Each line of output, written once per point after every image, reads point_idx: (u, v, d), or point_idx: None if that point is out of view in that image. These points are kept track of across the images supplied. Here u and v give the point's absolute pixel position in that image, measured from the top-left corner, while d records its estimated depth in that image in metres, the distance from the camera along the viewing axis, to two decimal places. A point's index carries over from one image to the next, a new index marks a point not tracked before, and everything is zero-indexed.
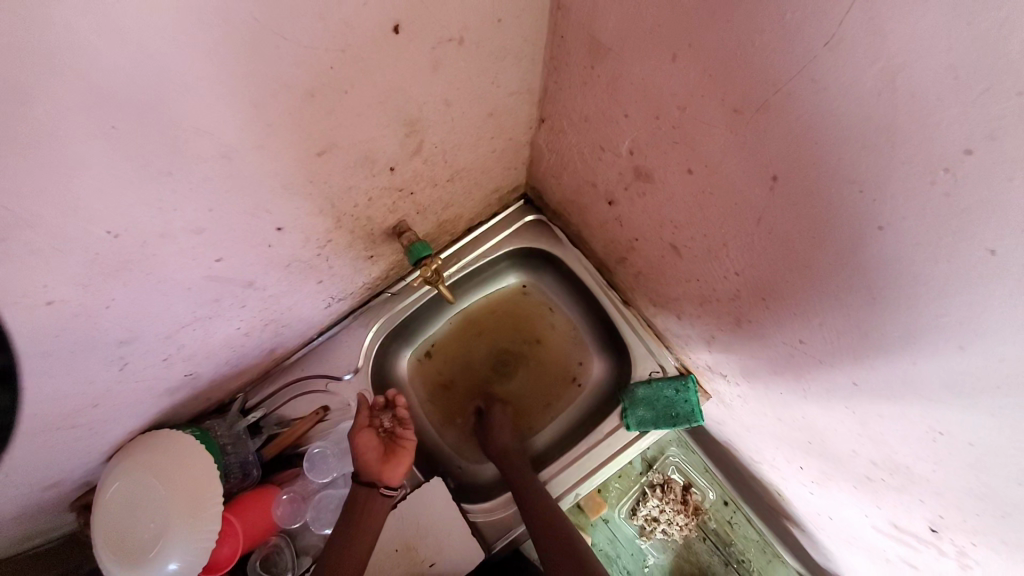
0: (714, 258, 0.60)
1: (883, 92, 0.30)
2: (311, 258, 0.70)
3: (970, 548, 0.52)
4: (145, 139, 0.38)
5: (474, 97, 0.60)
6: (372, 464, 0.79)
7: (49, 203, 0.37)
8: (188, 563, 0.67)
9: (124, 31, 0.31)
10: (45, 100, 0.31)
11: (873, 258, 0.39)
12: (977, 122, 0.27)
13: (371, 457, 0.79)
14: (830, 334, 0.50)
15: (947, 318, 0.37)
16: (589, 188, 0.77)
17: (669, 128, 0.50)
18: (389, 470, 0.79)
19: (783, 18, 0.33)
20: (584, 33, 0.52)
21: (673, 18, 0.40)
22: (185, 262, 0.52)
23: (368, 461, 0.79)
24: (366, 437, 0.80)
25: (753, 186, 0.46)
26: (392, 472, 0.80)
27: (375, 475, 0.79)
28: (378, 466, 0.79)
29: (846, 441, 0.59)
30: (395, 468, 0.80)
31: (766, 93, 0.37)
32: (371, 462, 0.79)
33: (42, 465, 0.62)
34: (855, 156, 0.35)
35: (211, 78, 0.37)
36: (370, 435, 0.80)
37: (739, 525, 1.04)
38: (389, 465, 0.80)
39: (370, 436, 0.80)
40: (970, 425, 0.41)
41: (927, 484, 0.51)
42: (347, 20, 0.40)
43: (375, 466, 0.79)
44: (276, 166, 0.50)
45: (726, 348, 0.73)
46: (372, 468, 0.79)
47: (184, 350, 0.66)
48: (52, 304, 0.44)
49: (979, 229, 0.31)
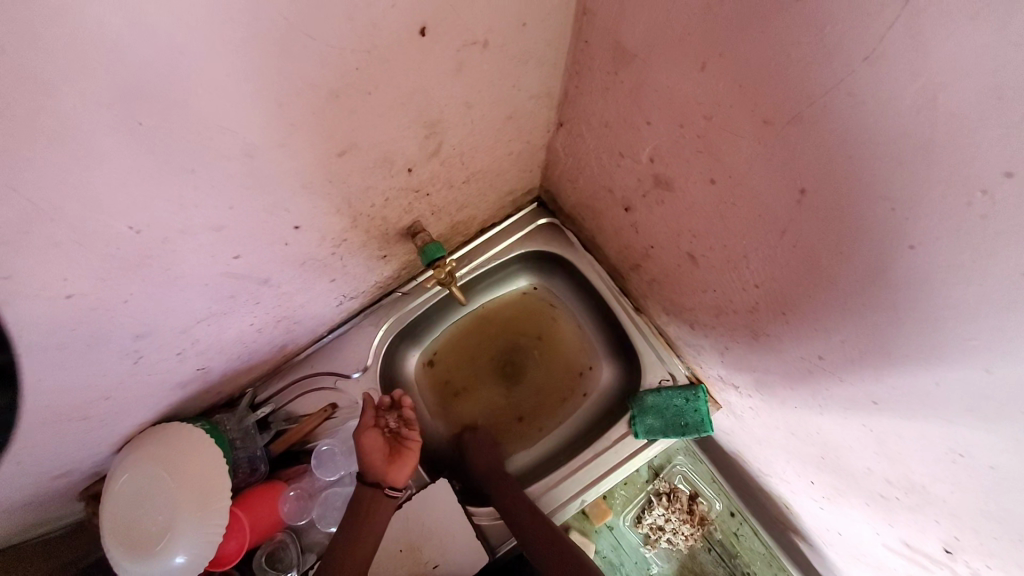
0: (733, 269, 0.60)
1: (922, 109, 0.30)
2: (325, 256, 0.70)
3: (985, 572, 0.51)
4: (169, 135, 0.38)
5: (494, 100, 0.60)
6: (377, 464, 0.79)
7: (73, 197, 0.37)
8: (194, 557, 0.68)
9: (154, 28, 0.31)
10: (73, 94, 0.31)
11: (901, 277, 0.38)
12: (1020, 144, 0.27)
13: (376, 457, 0.79)
14: (850, 351, 0.49)
15: (976, 340, 0.36)
16: (605, 194, 0.77)
17: (693, 137, 0.50)
18: (394, 471, 0.79)
19: (820, 31, 0.32)
20: (609, 39, 0.51)
21: (704, 26, 0.40)
22: (203, 259, 0.53)
23: (373, 462, 0.79)
24: (372, 437, 0.80)
25: (779, 199, 0.45)
26: (397, 473, 0.80)
27: (379, 475, 0.79)
28: (382, 466, 0.79)
29: (860, 458, 0.59)
30: (399, 470, 0.80)
31: (798, 106, 0.37)
32: (376, 462, 0.79)
33: (54, 454, 0.62)
34: (888, 172, 0.34)
35: (236, 77, 0.37)
36: (375, 436, 0.80)
37: (745, 538, 1.03)
38: (394, 466, 0.80)
39: (376, 436, 0.80)
40: (993, 449, 0.40)
41: (943, 505, 0.50)
42: (374, 21, 0.40)
43: (380, 466, 0.79)
44: (296, 165, 0.50)
45: (740, 359, 0.72)
46: (376, 468, 0.79)
47: (197, 344, 0.67)
48: (70, 297, 0.44)
49: (1015, 252, 0.30)
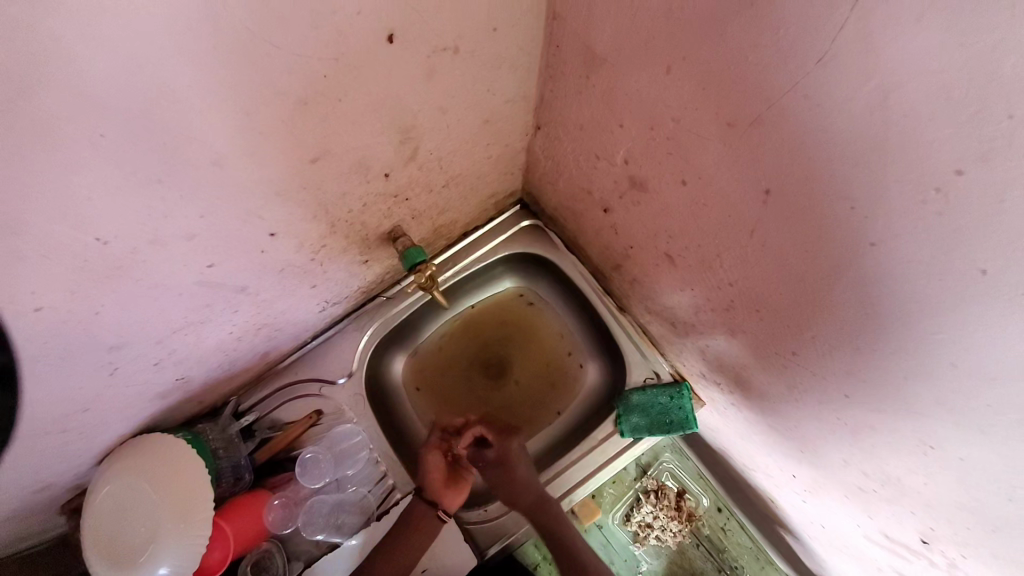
0: (709, 269, 0.60)
1: (875, 110, 0.30)
2: (304, 263, 0.69)
3: (960, 561, 0.52)
4: (134, 145, 0.38)
5: (469, 104, 0.60)
6: (437, 486, 0.83)
7: (40, 209, 0.36)
8: (178, 568, 0.66)
9: (112, 39, 0.31)
10: (31, 108, 0.31)
11: (865, 274, 0.39)
12: (969, 143, 0.27)
13: (436, 478, 0.84)
14: (822, 346, 0.50)
15: (939, 334, 0.37)
16: (584, 195, 0.77)
17: (663, 138, 0.50)
18: (451, 494, 0.84)
19: (776, 35, 0.33)
20: (580, 42, 0.52)
21: (668, 30, 0.40)
22: (177, 268, 0.52)
23: (433, 481, 0.84)
24: (435, 457, 0.86)
25: (748, 200, 0.46)
26: (452, 498, 0.84)
27: (436, 495, 0.83)
28: (440, 487, 0.84)
29: (837, 452, 0.59)
30: (455, 496, 0.84)
31: (758, 109, 0.38)
32: (437, 483, 0.84)
33: (31, 470, 0.61)
34: (846, 172, 0.35)
35: (202, 86, 0.37)
36: (438, 457, 0.86)
37: (732, 532, 1.04)
38: (450, 491, 0.84)
39: (437, 457, 0.86)
40: (962, 442, 0.41)
41: (918, 496, 0.51)
42: (340, 29, 0.40)
43: (438, 487, 0.84)
44: (267, 172, 0.49)
45: (720, 355, 0.73)
46: (435, 488, 0.83)
47: (176, 354, 0.66)
48: (41, 310, 0.44)
49: (973, 248, 0.31)
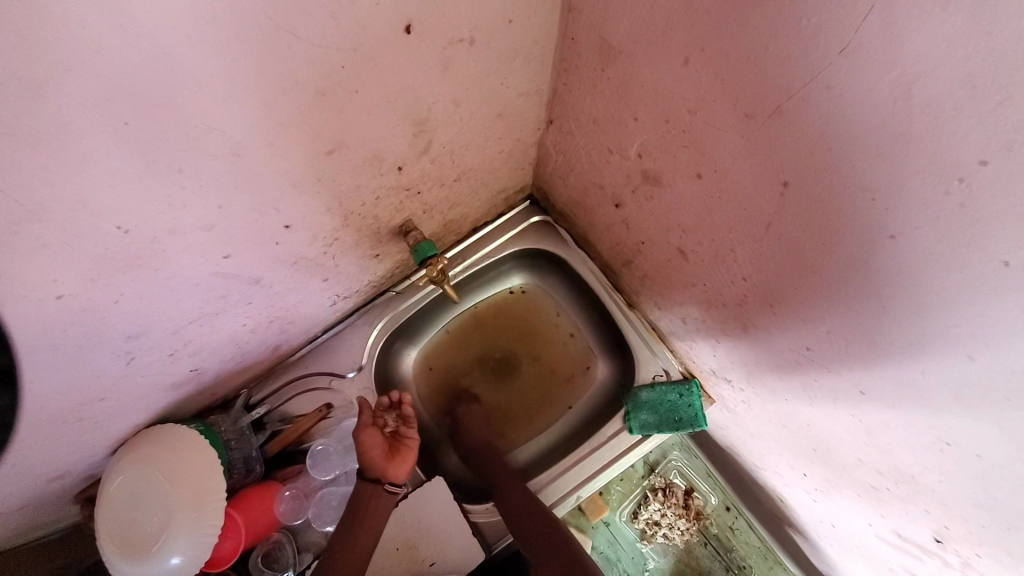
0: (722, 263, 0.60)
1: (898, 101, 0.30)
2: (317, 255, 0.70)
3: (975, 561, 0.51)
4: (155, 135, 0.38)
5: (483, 98, 0.60)
6: (376, 460, 0.79)
7: (61, 197, 0.37)
8: (189, 558, 0.67)
9: (136, 27, 0.31)
10: (56, 95, 0.31)
11: (884, 266, 0.39)
12: (993, 132, 0.27)
13: (375, 454, 0.80)
14: (836, 341, 0.50)
15: (957, 328, 0.36)
16: (596, 190, 0.77)
17: (680, 131, 0.50)
18: (395, 466, 0.80)
19: (798, 23, 0.32)
20: (596, 34, 0.52)
21: (688, 20, 0.40)
22: (194, 259, 0.53)
23: (373, 458, 0.80)
24: (370, 434, 0.81)
25: (765, 193, 0.46)
26: (397, 469, 0.80)
27: (379, 470, 0.79)
28: (382, 462, 0.80)
29: (851, 449, 0.59)
30: (399, 465, 0.80)
31: (778, 99, 0.37)
32: (377, 458, 0.80)
33: (48, 457, 0.62)
34: (867, 163, 0.35)
35: (222, 75, 0.37)
36: (372, 433, 0.81)
37: (740, 531, 1.04)
38: (395, 461, 0.81)
39: (374, 434, 0.81)
40: (979, 438, 0.41)
41: (933, 494, 0.50)
42: (360, 20, 0.40)
43: (380, 462, 0.80)
44: (284, 164, 0.50)
45: (732, 352, 0.73)
46: (377, 463, 0.79)
47: (190, 345, 0.67)
48: (61, 298, 0.44)
49: (992, 238, 0.31)
